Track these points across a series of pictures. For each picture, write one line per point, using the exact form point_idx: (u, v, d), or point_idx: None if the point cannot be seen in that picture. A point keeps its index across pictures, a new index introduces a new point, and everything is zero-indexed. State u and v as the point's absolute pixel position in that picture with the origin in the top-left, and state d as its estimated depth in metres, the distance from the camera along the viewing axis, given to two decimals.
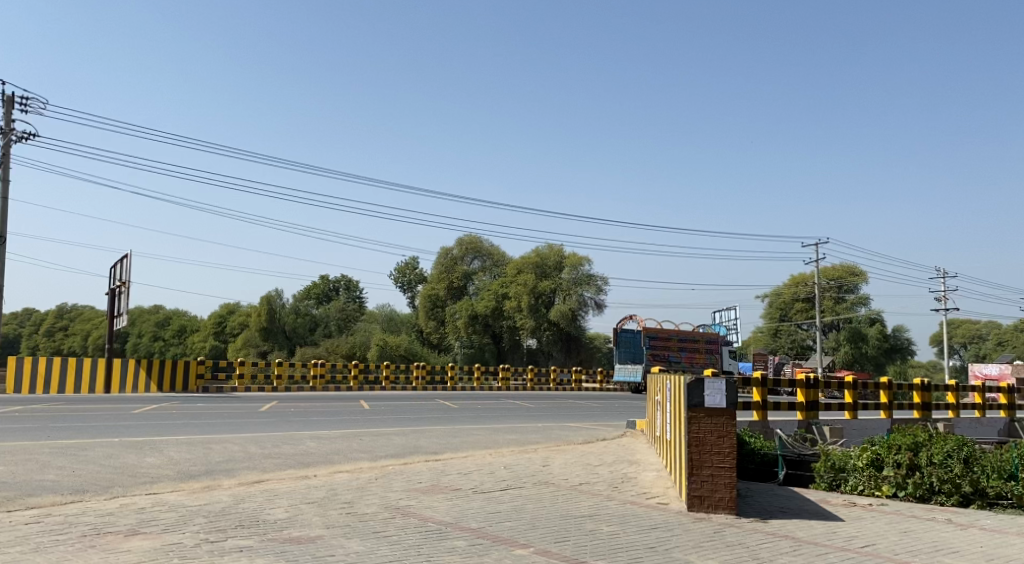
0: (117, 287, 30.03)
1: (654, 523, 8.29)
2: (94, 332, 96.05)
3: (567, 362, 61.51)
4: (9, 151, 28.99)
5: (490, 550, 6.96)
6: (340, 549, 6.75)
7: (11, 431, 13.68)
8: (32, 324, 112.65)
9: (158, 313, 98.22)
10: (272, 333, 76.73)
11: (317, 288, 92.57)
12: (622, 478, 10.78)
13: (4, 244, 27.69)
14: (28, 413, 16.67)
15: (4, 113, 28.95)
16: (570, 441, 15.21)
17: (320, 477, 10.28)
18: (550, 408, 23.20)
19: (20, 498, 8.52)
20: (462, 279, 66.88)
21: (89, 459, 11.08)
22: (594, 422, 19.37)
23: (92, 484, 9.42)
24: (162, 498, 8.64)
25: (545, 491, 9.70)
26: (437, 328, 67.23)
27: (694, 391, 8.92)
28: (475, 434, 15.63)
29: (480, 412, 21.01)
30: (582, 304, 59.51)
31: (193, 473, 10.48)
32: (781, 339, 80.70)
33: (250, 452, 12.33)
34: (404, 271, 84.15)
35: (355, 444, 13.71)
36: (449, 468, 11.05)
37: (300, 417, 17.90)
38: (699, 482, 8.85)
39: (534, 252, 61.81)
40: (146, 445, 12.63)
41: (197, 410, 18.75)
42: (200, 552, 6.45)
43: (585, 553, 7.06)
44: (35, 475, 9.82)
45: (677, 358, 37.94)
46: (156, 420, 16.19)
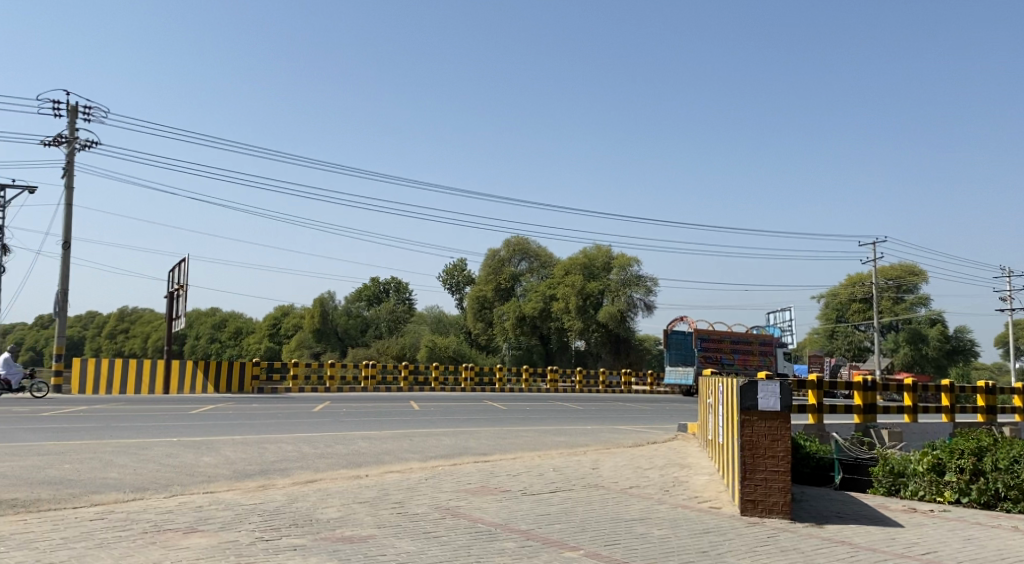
0: (175, 290, 30.90)
1: (706, 528, 8.19)
2: (154, 334, 98.93)
3: (617, 363, 61.15)
4: (73, 159, 30.06)
5: (540, 552, 6.96)
6: (391, 549, 6.81)
7: (76, 430, 14.18)
8: (94, 327, 116.70)
9: (215, 314, 100.64)
10: (325, 335, 78.24)
11: (368, 290, 93.69)
12: (673, 481, 10.66)
13: (69, 251, 28.69)
14: (90, 414, 17.16)
15: (68, 122, 30.06)
16: (619, 443, 15.13)
17: (372, 477, 10.40)
18: (599, 410, 23.09)
19: (84, 496, 8.80)
20: (510, 281, 66.98)
21: (149, 458, 11.40)
22: (644, 425, 19.20)
23: (152, 482, 9.69)
24: (218, 497, 8.83)
25: (594, 493, 9.67)
26: (486, 330, 67.55)
27: (747, 393, 8.79)
28: (524, 436, 15.64)
29: (528, 414, 20.98)
30: (631, 305, 59.14)
31: (248, 472, 10.69)
32: (838, 340, 78.99)
33: (303, 452, 12.54)
34: (453, 272, 84.64)
35: (405, 444, 13.85)
36: (498, 470, 11.06)
37: (350, 417, 18.17)
38: (752, 486, 8.70)
39: (582, 253, 61.77)
40: (204, 444, 12.95)
41: (251, 411, 19.07)
42: (255, 550, 6.57)
43: (635, 556, 7.02)
44: (98, 473, 10.14)
45: (730, 360, 37.34)
46: (211, 420, 16.60)
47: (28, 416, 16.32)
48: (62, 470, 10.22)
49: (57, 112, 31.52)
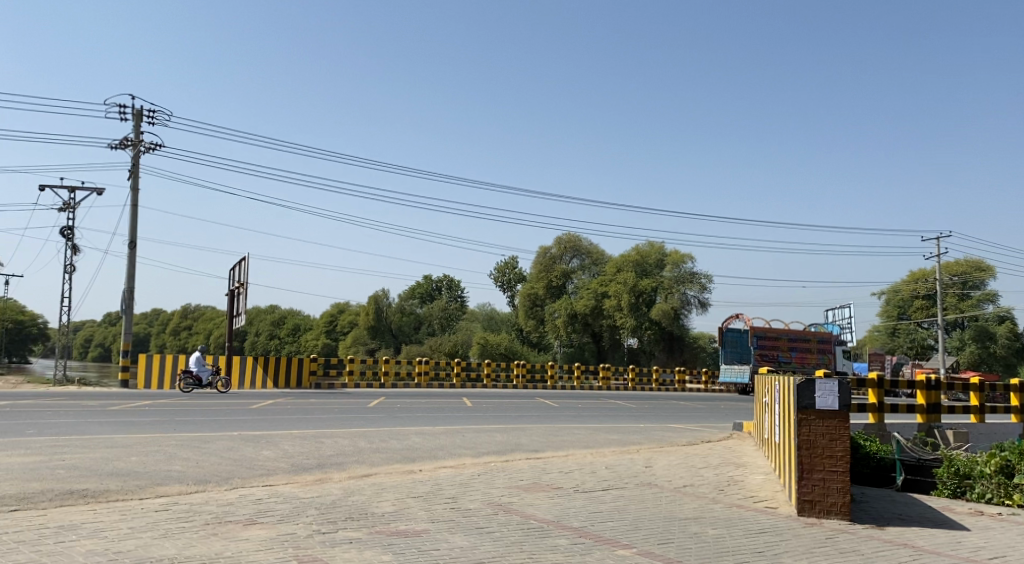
0: (236, 288, 31.62)
1: (762, 528, 8.08)
2: (216, 330, 101.60)
3: (670, 362, 60.54)
4: (137, 161, 31.06)
5: (592, 550, 6.96)
6: (444, 543, 6.89)
7: (141, 424, 14.67)
8: (159, 324, 120.77)
9: (274, 311, 103.05)
10: (379, 332, 79.37)
11: (421, 286, 94.80)
12: (728, 481, 10.52)
13: (135, 251, 29.66)
14: (154, 408, 17.70)
15: (132, 125, 31.11)
16: (673, 442, 15.00)
17: (426, 472, 10.52)
18: (652, 409, 22.91)
19: (150, 487, 9.12)
20: (561, 278, 66.85)
21: (211, 452, 11.74)
22: (698, 424, 18.97)
23: (214, 475, 9.99)
24: (277, 490, 9.06)
25: (647, 492, 9.61)
26: (537, 327, 67.76)
27: (804, 392, 8.64)
28: (576, 433, 15.62)
29: (580, 411, 20.95)
30: (685, 302, 58.48)
31: (305, 466, 10.93)
32: (899, 338, 76.64)
33: (358, 446, 12.77)
34: (504, 270, 84.88)
35: (457, 440, 13.97)
36: (550, 467, 11.08)
37: (403, 413, 18.45)
38: (810, 487, 8.55)
39: (635, 250, 61.35)
40: (263, 438, 13.27)
41: (309, 406, 19.46)
42: (313, 543, 6.73)
43: (688, 555, 6.97)
44: (163, 465, 10.48)
45: (786, 358, 36.66)
46: (268, 415, 17.03)
47: (96, 410, 16.97)
48: (129, 462, 10.59)
49: (123, 115, 32.61)
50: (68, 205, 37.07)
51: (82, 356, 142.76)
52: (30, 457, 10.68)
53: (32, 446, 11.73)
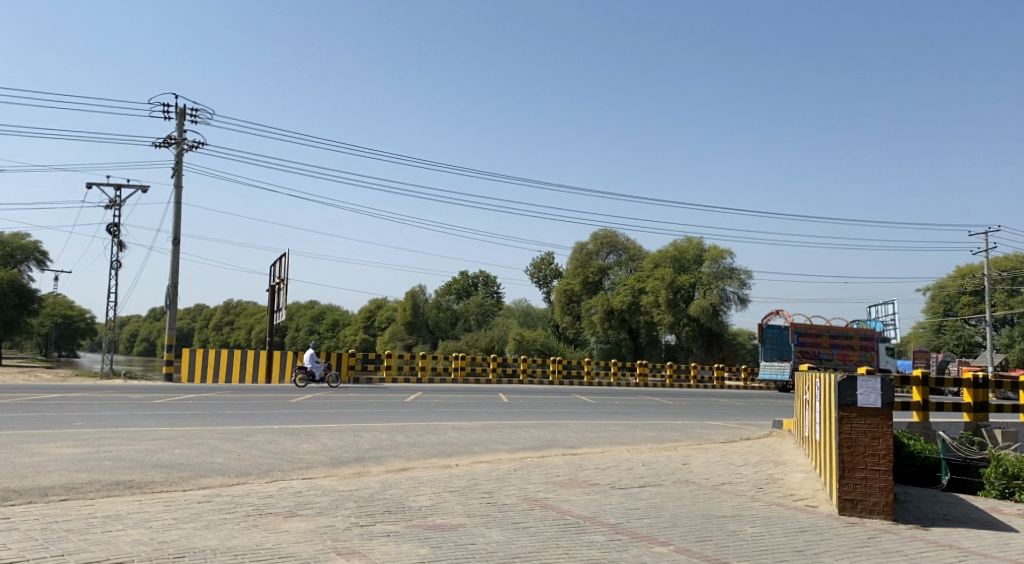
0: (277, 284, 32.04)
1: (802, 527, 7.97)
2: (257, 325, 103.27)
3: (709, 358, 59.80)
4: (181, 159, 31.65)
5: (629, 546, 6.93)
6: (481, 538, 6.93)
7: (186, 417, 14.99)
8: (202, 319, 123.45)
9: (313, 306, 104.55)
10: (416, 327, 79.81)
11: (458, 282, 95.24)
12: (767, 479, 10.40)
13: (178, 247, 30.25)
14: (198, 402, 18.04)
15: (176, 124, 31.73)
16: (711, 439, 14.87)
17: (462, 467, 10.58)
18: (690, 406, 22.69)
19: (193, 479, 9.31)
20: (598, 274, 66.61)
21: (252, 444, 11.95)
22: (737, 421, 18.77)
23: (255, 468, 10.16)
24: (316, 482, 9.19)
25: (685, 489, 9.55)
26: (573, 323, 67.75)
27: (846, 390, 8.48)
28: (613, 430, 15.55)
29: (617, 408, 20.83)
30: (724, 298, 57.85)
31: (344, 459, 11.06)
32: (946, 335, 74.95)
33: (396, 441, 12.86)
34: (540, 267, 84.84)
35: (493, 436, 14.01)
36: (586, 463, 11.07)
37: (440, 407, 18.59)
38: (851, 486, 8.42)
39: (672, 246, 60.75)
40: (302, 432, 13.46)
41: (347, 400, 19.67)
42: (351, 535, 6.81)
43: (727, 553, 6.89)
44: (206, 457, 10.69)
45: (829, 355, 36.10)
46: (307, 409, 17.26)
47: (141, 402, 17.40)
48: (173, 454, 10.82)
49: (167, 114, 33.23)
50: (115, 204, 37.92)
51: (128, 350, 146.49)
52: (79, 449, 10.97)
53: (80, 437, 12.04)
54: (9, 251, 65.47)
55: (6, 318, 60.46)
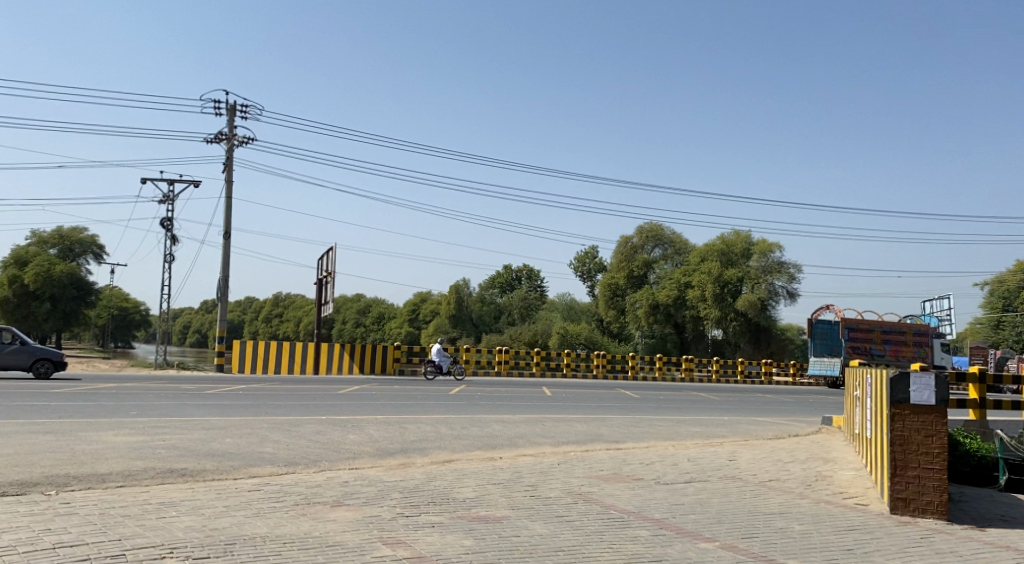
0: (324, 277, 32.48)
1: (853, 525, 7.83)
2: (305, 318, 104.95)
3: (757, 354, 59.02)
4: (231, 155, 32.26)
5: (674, 542, 6.87)
6: (525, 530, 6.95)
7: (235, 406, 15.30)
8: (252, 312, 126.28)
9: (360, 300, 105.93)
10: (460, 321, 80.16)
11: (500, 276, 95.52)
12: (816, 476, 10.22)
13: (229, 241, 30.87)
14: (247, 392, 18.39)
15: (226, 120, 32.38)
16: (758, 436, 14.67)
17: (506, 460, 10.63)
18: (736, 401, 22.40)
19: (243, 468, 9.51)
20: (643, 268, 66.08)
21: (300, 435, 12.15)
22: (784, 417, 18.49)
23: (303, 457, 10.34)
24: (362, 473, 9.31)
25: (732, 485, 9.44)
26: (618, 317, 67.46)
27: (898, 386, 8.27)
28: (658, 425, 15.44)
29: (662, 403, 20.66)
30: (773, 292, 56.99)
31: (390, 451, 11.18)
32: (1005, 331, 72.87)
33: (441, 433, 12.95)
34: (584, 261, 84.55)
35: (538, 429, 14.01)
36: (630, 458, 11.01)
37: (485, 400, 18.65)
38: (904, 483, 8.22)
39: (720, 239, 59.89)
40: (349, 422, 13.63)
41: (393, 392, 19.86)
42: (397, 525, 6.89)
43: (775, 551, 6.79)
44: (256, 447, 10.91)
45: (881, 351, 35.20)
46: (353, 400, 17.50)
47: (193, 392, 17.79)
48: (223, 443, 11.08)
49: (218, 109, 33.90)
50: (168, 198, 38.83)
51: (180, 341, 150.47)
52: (135, 437, 11.28)
53: (135, 426, 12.37)
54: (68, 244, 67.57)
55: (66, 309, 62.62)
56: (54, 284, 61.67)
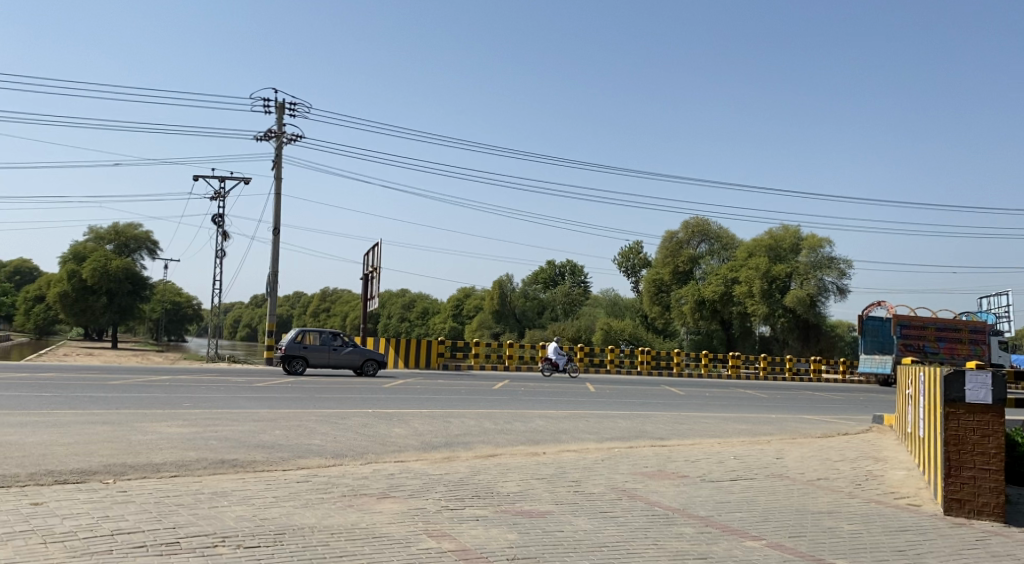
0: (371, 272, 32.85)
1: (904, 525, 7.67)
2: (351, 313, 106.23)
3: (805, 350, 58.01)
4: (281, 152, 32.82)
5: (719, 540, 6.81)
6: (568, 525, 6.96)
7: (285, 399, 15.59)
8: (301, 307, 128.51)
9: (405, 295, 106.91)
10: (503, 316, 80.28)
11: (544, 272, 95.65)
12: (866, 476, 10.01)
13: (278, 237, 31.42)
14: (295, 385, 18.71)
15: (275, 119, 32.95)
16: (806, 434, 14.45)
17: (550, 455, 10.65)
18: (786, 399, 22.03)
19: (292, 459, 9.70)
20: (688, 264, 65.51)
21: (348, 427, 12.32)
22: (834, 415, 18.16)
23: (350, 449, 10.51)
24: (408, 465, 9.43)
25: (778, 484, 9.31)
26: (662, 313, 67.04)
27: (952, 385, 8.09)
28: (704, 422, 15.30)
29: (709, 400, 20.46)
30: (823, 288, 55.70)
31: (435, 444, 11.29)
32: None
33: (484, 427, 13.01)
34: (628, 256, 84.01)
35: (582, 425, 14.01)
36: (676, 455, 10.93)
37: (529, 396, 18.69)
38: (957, 485, 8.04)
39: (767, 234, 58.92)
40: (395, 416, 13.78)
41: (438, 387, 19.99)
42: (442, 518, 6.96)
43: (823, 550, 6.69)
44: (305, 439, 11.12)
45: (934, 349, 34.20)
46: (398, 394, 17.67)
47: (244, 385, 18.19)
48: (273, 435, 11.30)
49: (268, 107, 34.47)
50: (219, 195, 39.64)
51: (232, 336, 153.85)
52: (189, 428, 11.58)
53: (190, 417, 12.69)
54: (124, 240, 69.48)
55: (122, 304, 64.37)
56: (111, 279, 63.49)
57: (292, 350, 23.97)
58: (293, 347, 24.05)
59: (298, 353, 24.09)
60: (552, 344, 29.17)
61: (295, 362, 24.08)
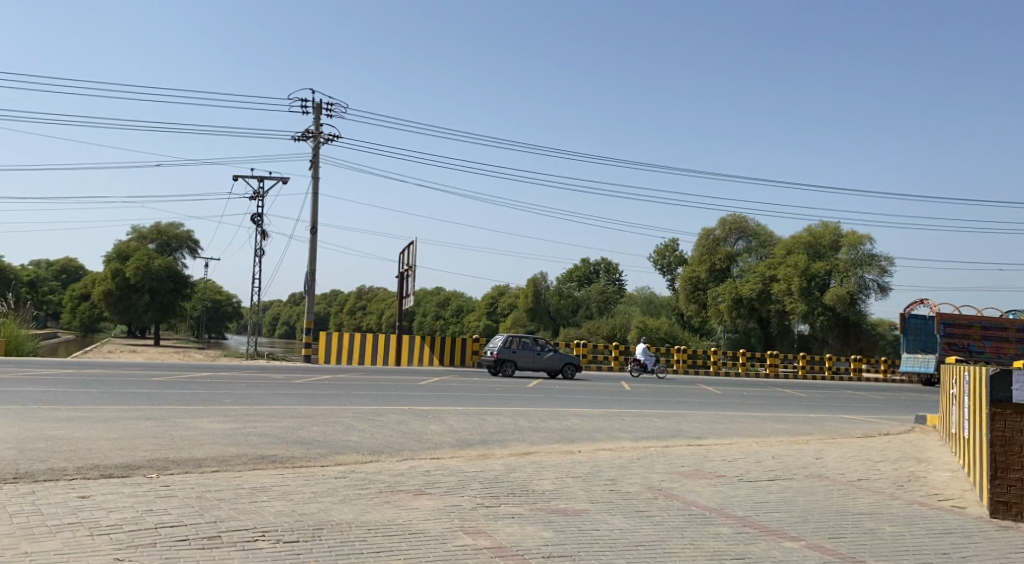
0: (405, 270, 33.10)
1: (948, 528, 7.51)
2: (387, 311, 107.13)
3: (845, 349, 57.04)
4: (317, 152, 33.17)
5: (757, 540, 6.74)
6: (604, 524, 6.94)
7: (322, 396, 15.76)
8: (338, 304, 129.94)
9: (440, 292, 107.51)
10: (538, 315, 80.25)
11: (578, 269, 95.62)
12: (909, 477, 9.83)
13: (316, 236, 31.78)
14: (332, 382, 18.91)
15: (312, 119, 33.36)
16: (846, 434, 14.24)
17: (585, 453, 10.62)
18: (827, 399, 21.75)
19: (330, 455, 9.82)
20: (725, 262, 64.83)
21: (383, 424, 12.42)
22: (875, 415, 17.89)
23: (386, 446, 10.59)
24: (443, 462, 9.47)
25: (818, 484, 9.17)
26: (698, 312, 66.51)
27: (999, 384, 7.89)
28: (741, 421, 15.16)
29: (747, 399, 20.28)
30: (863, 286, 54.73)
31: (470, 441, 11.33)
32: None
33: (519, 425, 13.03)
34: (664, 254, 83.43)
35: (617, 424, 13.96)
36: (713, 455, 10.82)
37: (564, 394, 18.67)
38: (1005, 487, 7.85)
39: (806, 231, 58.13)
40: (430, 413, 13.86)
41: (475, 384, 20.10)
42: (477, 515, 6.97)
43: (864, 552, 6.59)
44: (341, 435, 11.26)
45: (980, 348, 33.35)
46: (434, 391, 17.77)
47: (283, 382, 18.44)
48: (311, 431, 11.45)
49: (304, 107, 34.85)
50: (257, 194, 40.15)
51: (270, 333, 156.11)
52: (229, 424, 11.76)
53: (230, 413, 12.91)
54: (166, 240, 70.87)
55: (164, 302, 65.60)
56: (153, 278, 64.71)
57: (503, 353, 25.28)
58: (502, 351, 25.48)
59: (507, 356, 25.45)
60: (642, 346, 29.50)
61: (505, 366, 25.44)
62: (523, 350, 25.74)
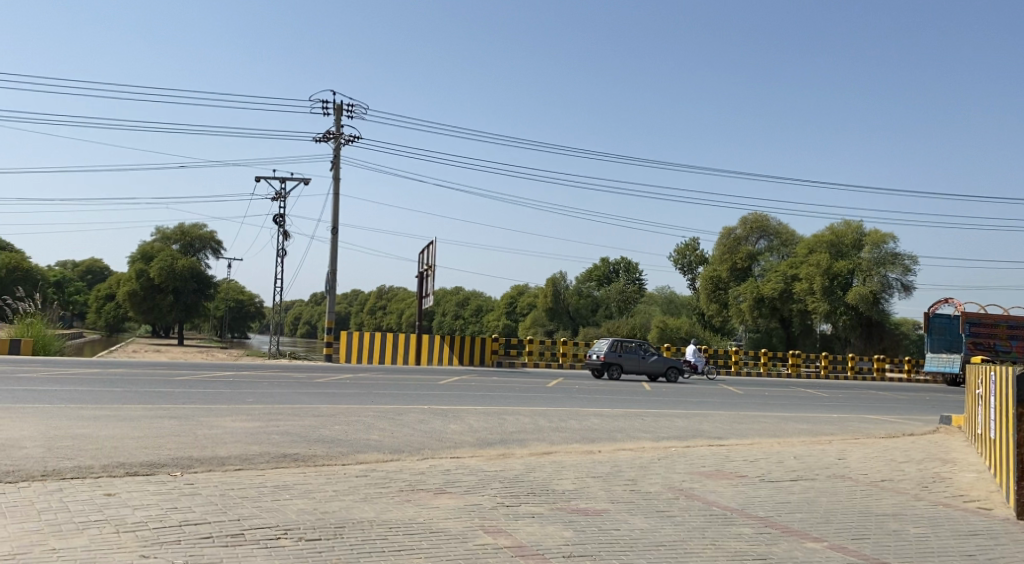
0: (425, 270, 33.21)
1: (973, 529, 7.42)
2: (407, 310, 107.49)
3: (868, 349, 56.42)
4: (339, 153, 33.34)
5: (779, 540, 6.70)
6: (624, 524, 6.93)
7: (344, 395, 15.86)
8: (359, 304, 130.48)
9: (459, 292, 107.70)
10: (557, 314, 80.17)
11: (598, 269, 95.41)
12: (933, 478, 9.73)
13: (337, 235, 31.96)
14: (352, 381, 18.99)
15: (333, 120, 33.54)
16: (869, 434, 14.12)
17: (605, 453, 10.60)
18: (851, 399, 21.55)
19: (351, 454, 9.88)
20: (747, 261, 64.36)
21: (404, 423, 12.47)
22: (900, 415, 17.69)
23: (407, 445, 10.64)
24: (463, 461, 9.49)
25: (840, 485, 9.10)
26: (720, 311, 66.09)
27: None
28: (762, 422, 15.07)
29: (770, 399, 20.15)
30: (887, 285, 54.12)
31: (490, 441, 11.34)
32: None
33: (539, 425, 13.04)
34: (684, 253, 83.05)
35: (637, 424, 13.92)
36: (734, 455, 10.76)
37: (584, 394, 18.64)
38: None
39: (829, 229, 57.62)
40: (450, 412, 13.89)
41: (494, 384, 20.10)
42: (497, 514, 6.99)
43: (887, 553, 6.53)
44: (362, 434, 11.32)
45: (1006, 347, 32.91)
46: (454, 390, 17.81)
47: (304, 381, 18.55)
48: (333, 430, 11.52)
49: (325, 108, 35.07)
50: (279, 195, 40.43)
51: (292, 332, 157.15)
52: (252, 423, 11.87)
53: (253, 412, 13.02)
54: (189, 240, 71.55)
55: (188, 302, 66.22)
56: (177, 278, 65.35)
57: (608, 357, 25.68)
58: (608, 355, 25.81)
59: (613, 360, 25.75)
60: (693, 348, 29.87)
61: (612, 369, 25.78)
62: (627, 354, 25.95)
